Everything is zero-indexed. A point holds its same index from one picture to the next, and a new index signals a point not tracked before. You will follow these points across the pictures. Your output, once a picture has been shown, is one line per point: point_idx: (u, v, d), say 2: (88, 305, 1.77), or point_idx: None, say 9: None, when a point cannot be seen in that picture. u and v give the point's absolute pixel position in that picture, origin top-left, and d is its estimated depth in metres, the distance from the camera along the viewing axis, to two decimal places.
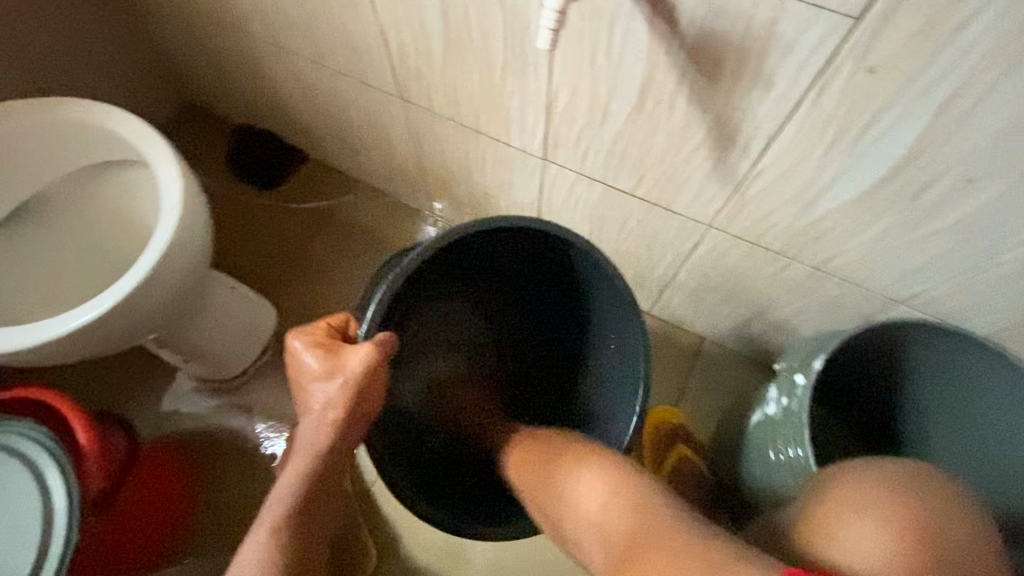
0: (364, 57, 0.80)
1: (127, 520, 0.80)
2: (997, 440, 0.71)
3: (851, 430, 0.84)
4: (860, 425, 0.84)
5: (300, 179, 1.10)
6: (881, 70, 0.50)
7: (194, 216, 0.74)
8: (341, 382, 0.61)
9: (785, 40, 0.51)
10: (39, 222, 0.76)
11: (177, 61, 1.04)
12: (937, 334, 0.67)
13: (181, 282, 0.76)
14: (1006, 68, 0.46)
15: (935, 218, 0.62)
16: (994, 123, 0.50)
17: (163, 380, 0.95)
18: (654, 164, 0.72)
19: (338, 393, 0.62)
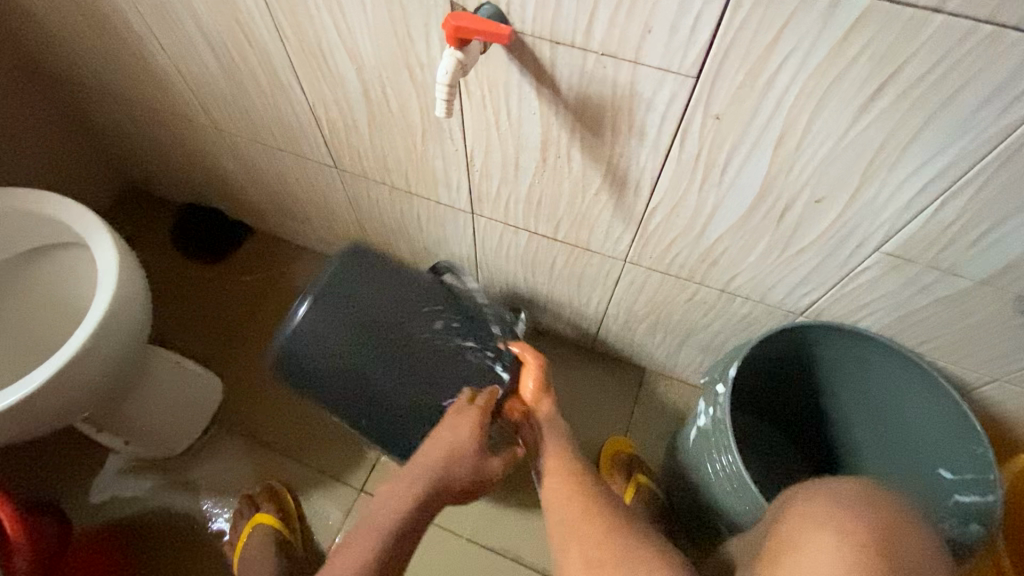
0: (299, 130, 0.87)
1: None
2: (913, 419, 0.75)
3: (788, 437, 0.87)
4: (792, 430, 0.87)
5: (250, 252, 1.25)
6: (727, 117, 0.54)
7: (132, 291, 0.76)
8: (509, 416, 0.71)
9: (644, 97, 0.55)
10: None
11: (137, 147, 1.15)
12: (831, 331, 0.73)
13: (115, 356, 0.76)
14: (827, 108, 0.50)
15: (804, 238, 0.64)
16: (842, 154, 0.54)
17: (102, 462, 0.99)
18: (565, 209, 0.75)
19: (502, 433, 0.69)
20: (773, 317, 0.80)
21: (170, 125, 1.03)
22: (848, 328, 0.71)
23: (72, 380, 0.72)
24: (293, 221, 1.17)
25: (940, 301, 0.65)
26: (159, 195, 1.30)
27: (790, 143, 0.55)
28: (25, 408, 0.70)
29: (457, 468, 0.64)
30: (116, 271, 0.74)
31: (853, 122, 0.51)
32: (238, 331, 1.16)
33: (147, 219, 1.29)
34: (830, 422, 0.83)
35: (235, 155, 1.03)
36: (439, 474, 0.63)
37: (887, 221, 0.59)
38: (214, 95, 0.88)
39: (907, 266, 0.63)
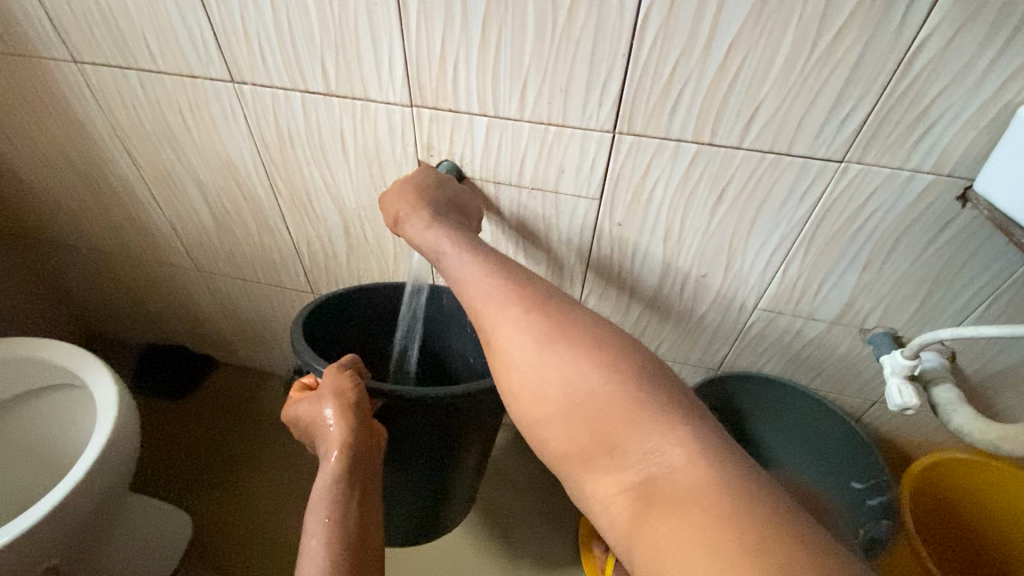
0: (281, 265, 1.01)
1: None
2: (827, 442, 0.92)
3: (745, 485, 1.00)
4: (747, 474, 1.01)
5: (218, 384, 1.30)
6: (626, 223, 0.75)
7: (129, 420, 0.81)
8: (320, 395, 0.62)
9: (566, 215, 0.76)
10: None
11: (109, 295, 1.23)
12: (746, 379, 0.91)
13: (109, 486, 0.79)
14: (686, 210, 0.72)
15: (701, 303, 0.84)
16: (708, 241, 0.75)
17: None
18: None
19: (331, 410, 0.60)
20: (696, 373, 0.98)
21: (149, 271, 1.13)
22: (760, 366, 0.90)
23: (66, 515, 0.73)
24: (264, 348, 1.25)
25: (810, 343, 0.85)
26: (123, 338, 1.34)
27: (674, 236, 0.75)
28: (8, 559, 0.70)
29: (331, 431, 0.59)
30: (117, 402, 0.81)
31: (705, 222, 0.73)
32: (211, 467, 1.16)
33: (110, 364, 1.32)
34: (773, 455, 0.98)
35: (214, 294, 1.14)
36: (329, 441, 0.60)
37: (757, 284, 0.79)
38: (203, 242, 1.01)
39: (781, 317, 0.83)
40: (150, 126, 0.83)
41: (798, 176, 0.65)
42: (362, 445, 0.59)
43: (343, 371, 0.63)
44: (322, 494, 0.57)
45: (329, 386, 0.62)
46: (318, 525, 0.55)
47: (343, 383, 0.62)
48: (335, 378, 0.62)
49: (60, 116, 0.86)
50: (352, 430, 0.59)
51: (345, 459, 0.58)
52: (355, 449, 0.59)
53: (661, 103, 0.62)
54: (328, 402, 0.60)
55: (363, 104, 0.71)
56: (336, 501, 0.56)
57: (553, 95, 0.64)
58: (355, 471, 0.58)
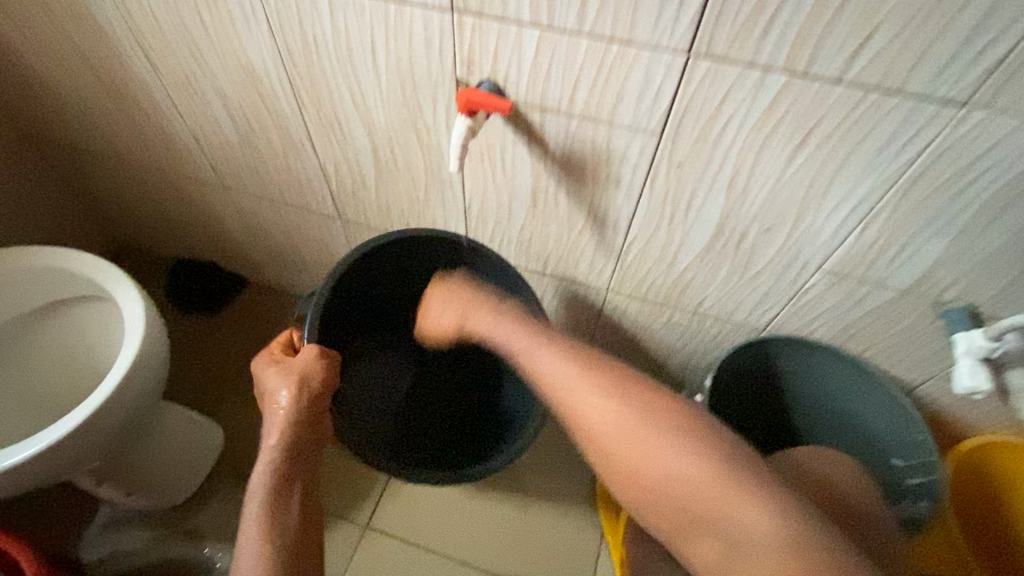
0: (308, 187, 0.96)
1: None
2: (870, 423, 0.86)
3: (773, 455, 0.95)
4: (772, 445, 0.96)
5: (246, 302, 1.30)
6: (687, 166, 0.67)
7: (156, 336, 0.81)
8: (283, 370, 0.67)
9: (618, 153, 0.68)
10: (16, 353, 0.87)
11: (138, 207, 1.21)
12: (791, 345, 0.85)
13: (140, 398, 0.80)
14: (757, 155, 0.63)
15: (757, 261, 0.77)
16: (772, 190, 0.66)
17: (85, 523, 0.99)
18: (554, 248, 0.86)
19: (291, 386, 0.65)
20: (739, 334, 0.91)
21: (174, 184, 1.10)
22: (817, 346, 0.83)
23: (100, 424, 0.75)
24: (291, 271, 1.24)
25: (876, 311, 0.77)
26: (155, 252, 1.35)
27: (739, 184, 0.67)
28: (38, 466, 0.73)
29: (281, 407, 0.64)
30: (143, 318, 0.80)
31: (776, 167, 0.64)
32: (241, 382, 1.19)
33: (143, 274, 1.33)
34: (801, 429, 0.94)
35: (241, 214, 1.11)
36: (275, 416, 0.64)
37: (824, 245, 0.71)
38: (228, 159, 0.97)
39: (846, 282, 0.75)
40: (166, 25, 0.76)
41: (904, 120, 0.55)
42: (304, 433, 0.63)
43: (320, 358, 0.68)
44: (266, 460, 0.60)
45: (298, 368, 0.67)
46: (259, 489, 0.58)
47: (314, 371, 0.67)
48: (307, 363, 0.67)
49: (72, 9, 0.79)
50: (298, 418, 0.63)
51: (293, 435, 0.62)
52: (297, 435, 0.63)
53: (752, 21, 0.51)
54: (289, 379, 0.66)
55: (397, 8, 0.61)
56: (275, 471, 0.59)
57: (620, 5, 0.54)
58: (301, 447, 0.63)
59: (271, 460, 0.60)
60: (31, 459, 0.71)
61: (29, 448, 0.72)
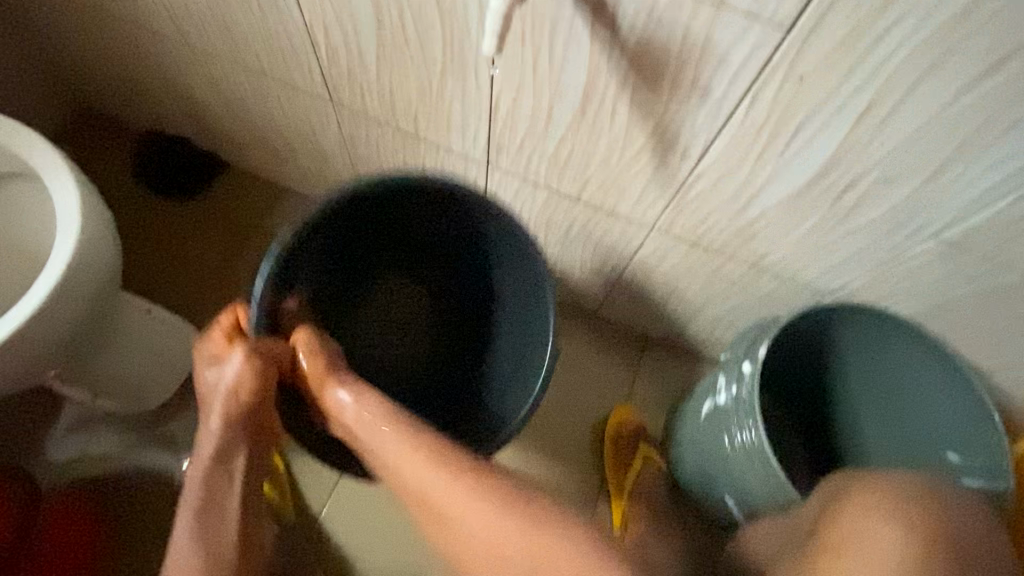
0: (291, 57, 0.75)
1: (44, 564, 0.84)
2: (935, 418, 0.74)
3: (807, 442, 0.84)
4: (807, 436, 0.84)
5: (223, 189, 1.12)
6: (810, 79, 0.48)
7: (100, 234, 0.67)
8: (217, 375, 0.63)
9: (718, 52, 0.48)
10: None
11: (89, 62, 0.99)
12: (859, 315, 0.71)
13: (85, 307, 0.67)
14: (919, 74, 0.45)
15: (855, 215, 0.60)
16: (915, 124, 0.49)
17: (50, 425, 0.93)
18: (597, 171, 0.69)
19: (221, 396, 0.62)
20: (798, 296, 0.77)
21: (126, 34, 0.87)
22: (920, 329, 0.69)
23: (38, 335, 0.64)
24: (275, 160, 1.05)
25: (985, 292, 0.63)
26: (115, 121, 1.14)
27: (878, 113, 0.49)
28: None
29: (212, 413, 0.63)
30: (81, 210, 0.65)
31: (939, 92, 0.46)
32: (221, 281, 1.07)
33: (102, 145, 1.14)
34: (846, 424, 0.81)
35: (212, 84, 0.90)
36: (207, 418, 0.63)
37: (955, 209, 0.55)
38: (188, 8, 0.75)
39: (961, 257, 0.60)
40: None
41: None
42: (237, 442, 0.63)
43: (254, 369, 0.62)
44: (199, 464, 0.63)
45: (228, 376, 0.62)
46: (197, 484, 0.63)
47: (244, 381, 0.62)
48: (235, 374, 0.61)
49: None
50: (228, 429, 0.63)
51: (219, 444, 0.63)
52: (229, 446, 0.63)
53: None
54: (221, 386, 0.62)
55: None
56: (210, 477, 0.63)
57: None
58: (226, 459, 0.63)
59: (200, 467, 0.63)
60: None
61: None
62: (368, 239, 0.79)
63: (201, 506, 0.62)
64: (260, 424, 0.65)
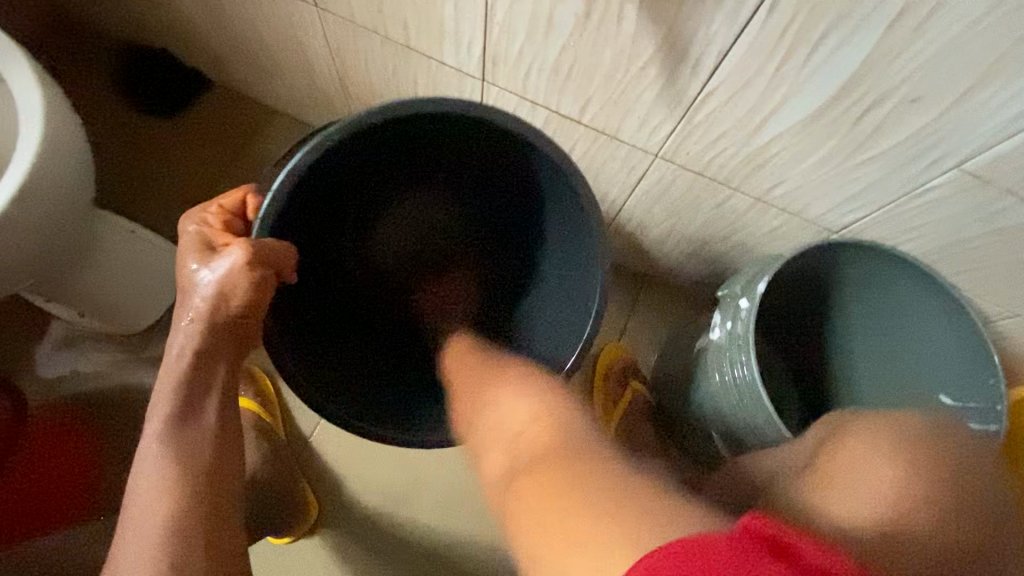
0: None
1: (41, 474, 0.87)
2: (926, 357, 0.73)
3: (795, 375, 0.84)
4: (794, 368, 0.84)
5: (207, 107, 1.06)
6: None
7: (66, 142, 0.63)
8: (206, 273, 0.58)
9: None
10: None
11: None
12: (865, 251, 0.68)
13: (56, 218, 0.65)
14: None
15: (875, 141, 0.56)
16: (953, 34, 0.44)
17: (40, 343, 0.92)
18: (600, 87, 0.63)
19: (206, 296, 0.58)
20: (803, 233, 0.74)
21: None
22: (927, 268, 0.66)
23: (7, 245, 0.61)
24: (259, 74, 0.98)
25: (1001, 230, 0.60)
26: (89, 28, 1.06)
27: (912, 20, 0.44)
28: None
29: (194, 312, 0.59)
30: (43, 114, 0.61)
31: None
32: (207, 204, 1.03)
33: (77, 55, 1.07)
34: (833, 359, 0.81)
35: None
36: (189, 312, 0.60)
37: (986, 134, 0.51)
38: None
39: (982, 190, 0.56)
40: None
41: None
42: (219, 350, 0.61)
43: (244, 272, 0.57)
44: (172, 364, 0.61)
45: (217, 275, 0.57)
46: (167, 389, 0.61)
47: (234, 285, 0.57)
48: (225, 276, 0.57)
49: None
50: (211, 333, 0.60)
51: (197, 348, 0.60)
52: (208, 349, 0.61)
53: None
54: (208, 285, 0.58)
55: None
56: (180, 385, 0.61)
57: None
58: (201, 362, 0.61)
59: (174, 374, 0.61)
60: None
61: None
62: (399, 171, 0.73)
63: (178, 419, 0.61)
64: (244, 334, 0.62)
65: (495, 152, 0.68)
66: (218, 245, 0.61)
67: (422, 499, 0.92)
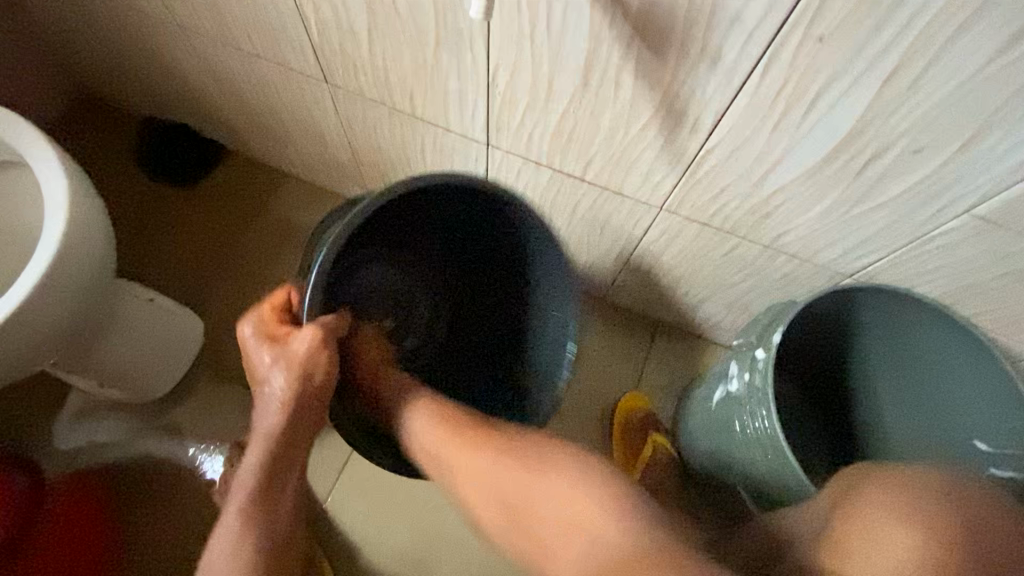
0: (282, 35, 0.72)
1: (53, 548, 0.85)
2: (956, 398, 0.70)
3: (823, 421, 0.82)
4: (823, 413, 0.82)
5: (224, 175, 1.11)
6: (831, 40, 0.44)
7: (88, 223, 0.65)
8: (284, 367, 0.60)
9: (729, 12, 0.44)
10: None
11: (83, 47, 0.98)
12: (880, 294, 0.66)
13: (77, 297, 0.67)
14: (953, 30, 0.41)
15: (880, 190, 0.56)
16: (946, 89, 0.45)
17: (57, 415, 0.93)
18: (602, 148, 0.65)
19: (294, 385, 0.60)
20: (816, 277, 0.73)
21: (117, 17, 0.85)
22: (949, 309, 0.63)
23: (29, 325, 0.63)
24: (274, 144, 1.02)
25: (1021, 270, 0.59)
26: (114, 106, 1.13)
27: (905, 77, 0.45)
28: None
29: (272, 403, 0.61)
30: (68, 198, 0.64)
31: (976, 49, 0.41)
32: (222, 268, 1.05)
33: (101, 132, 1.12)
34: (859, 402, 0.78)
35: (205, 66, 0.87)
36: (267, 407, 0.61)
37: (992, 181, 0.51)
38: None
39: (995, 232, 0.55)
40: None
41: None
42: (300, 438, 0.62)
43: (322, 348, 0.60)
44: (253, 476, 0.60)
45: (303, 359, 0.60)
46: (241, 500, 0.60)
47: (316, 360, 0.60)
48: (309, 354, 0.60)
49: None
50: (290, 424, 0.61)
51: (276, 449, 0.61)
52: (288, 434, 0.61)
53: None
54: (290, 376, 0.60)
55: None
56: (263, 490, 0.61)
57: None
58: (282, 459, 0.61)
59: (248, 483, 0.60)
60: None
61: None
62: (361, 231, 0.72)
63: (262, 522, 0.60)
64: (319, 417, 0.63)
65: (459, 214, 0.73)
66: (278, 337, 0.62)
67: (440, 565, 0.89)
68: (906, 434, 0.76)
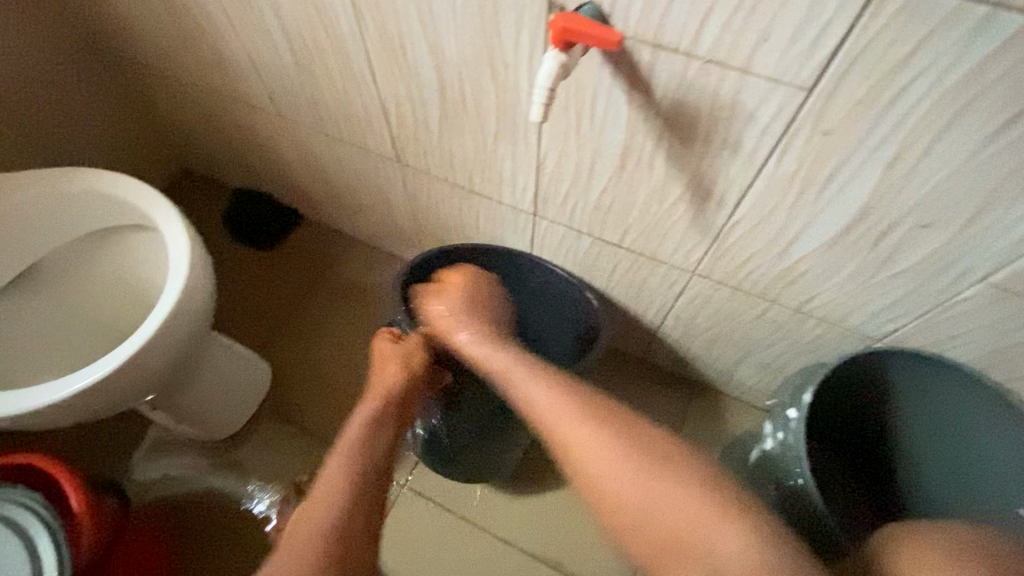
0: (366, 125, 0.86)
1: None
2: (984, 457, 0.71)
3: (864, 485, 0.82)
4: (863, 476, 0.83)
5: (298, 239, 1.25)
6: (836, 133, 0.52)
7: (199, 277, 0.78)
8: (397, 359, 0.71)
9: (746, 111, 0.53)
10: (49, 286, 0.86)
11: (197, 132, 1.17)
12: (906, 360, 0.69)
13: (183, 340, 0.78)
14: (941, 126, 0.48)
15: (897, 260, 0.61)
16: (944, 173, 0.51)
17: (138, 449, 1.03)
18: (638, 220, 0.73)
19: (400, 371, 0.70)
20: (846, 341, 0.76)
21: (231, 110, 1.03)
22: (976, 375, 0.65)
23: (143, 362, 0.74)
24: (345, 212, 1.17)
25: None
26: (212, 179, 1.31)
27: (904, 163, 0.52)
28: (75, 405, 0.71)
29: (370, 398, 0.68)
30: (187, 255, 0.76)
31: (963, 142, 0.48)
32: (290, 320, 1.17)
33: (199, 200, 1.30)
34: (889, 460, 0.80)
35: (297, 148, 1.03)
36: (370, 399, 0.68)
37: (1001, 253, 0.55)
38: (285, 88, 0.89)
39: (1011, 299, 0.59)
40: None
41: None
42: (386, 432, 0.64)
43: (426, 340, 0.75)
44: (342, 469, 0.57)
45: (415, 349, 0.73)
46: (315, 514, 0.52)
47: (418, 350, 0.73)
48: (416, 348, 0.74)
49: None
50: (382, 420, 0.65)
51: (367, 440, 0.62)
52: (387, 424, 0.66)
53: None
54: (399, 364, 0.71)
55: None
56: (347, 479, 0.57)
57: None
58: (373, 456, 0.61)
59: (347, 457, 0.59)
60: (80, 392, 0.70)
61: (71, 386, 0.70)
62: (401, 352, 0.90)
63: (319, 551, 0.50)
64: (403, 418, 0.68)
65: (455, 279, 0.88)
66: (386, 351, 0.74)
67: None
68: (938, 491, 0.77)
